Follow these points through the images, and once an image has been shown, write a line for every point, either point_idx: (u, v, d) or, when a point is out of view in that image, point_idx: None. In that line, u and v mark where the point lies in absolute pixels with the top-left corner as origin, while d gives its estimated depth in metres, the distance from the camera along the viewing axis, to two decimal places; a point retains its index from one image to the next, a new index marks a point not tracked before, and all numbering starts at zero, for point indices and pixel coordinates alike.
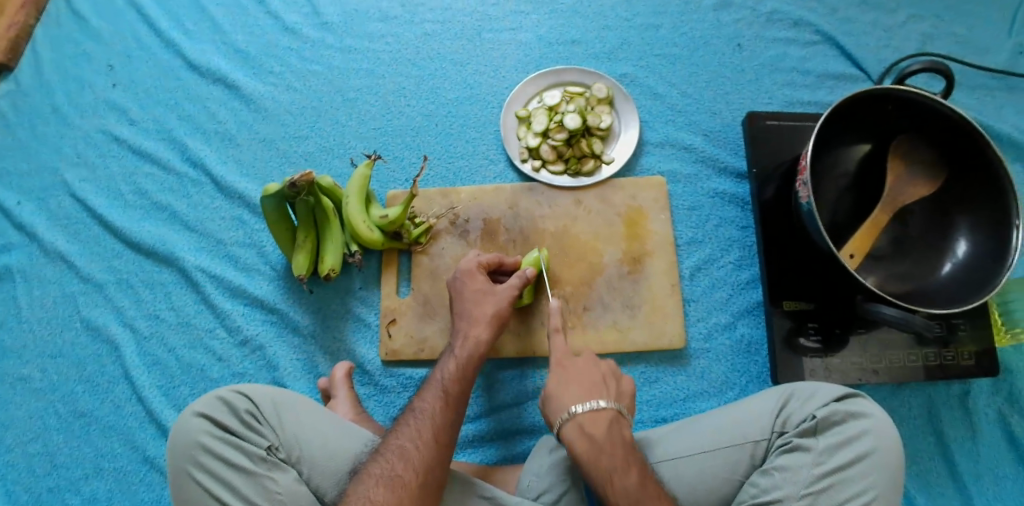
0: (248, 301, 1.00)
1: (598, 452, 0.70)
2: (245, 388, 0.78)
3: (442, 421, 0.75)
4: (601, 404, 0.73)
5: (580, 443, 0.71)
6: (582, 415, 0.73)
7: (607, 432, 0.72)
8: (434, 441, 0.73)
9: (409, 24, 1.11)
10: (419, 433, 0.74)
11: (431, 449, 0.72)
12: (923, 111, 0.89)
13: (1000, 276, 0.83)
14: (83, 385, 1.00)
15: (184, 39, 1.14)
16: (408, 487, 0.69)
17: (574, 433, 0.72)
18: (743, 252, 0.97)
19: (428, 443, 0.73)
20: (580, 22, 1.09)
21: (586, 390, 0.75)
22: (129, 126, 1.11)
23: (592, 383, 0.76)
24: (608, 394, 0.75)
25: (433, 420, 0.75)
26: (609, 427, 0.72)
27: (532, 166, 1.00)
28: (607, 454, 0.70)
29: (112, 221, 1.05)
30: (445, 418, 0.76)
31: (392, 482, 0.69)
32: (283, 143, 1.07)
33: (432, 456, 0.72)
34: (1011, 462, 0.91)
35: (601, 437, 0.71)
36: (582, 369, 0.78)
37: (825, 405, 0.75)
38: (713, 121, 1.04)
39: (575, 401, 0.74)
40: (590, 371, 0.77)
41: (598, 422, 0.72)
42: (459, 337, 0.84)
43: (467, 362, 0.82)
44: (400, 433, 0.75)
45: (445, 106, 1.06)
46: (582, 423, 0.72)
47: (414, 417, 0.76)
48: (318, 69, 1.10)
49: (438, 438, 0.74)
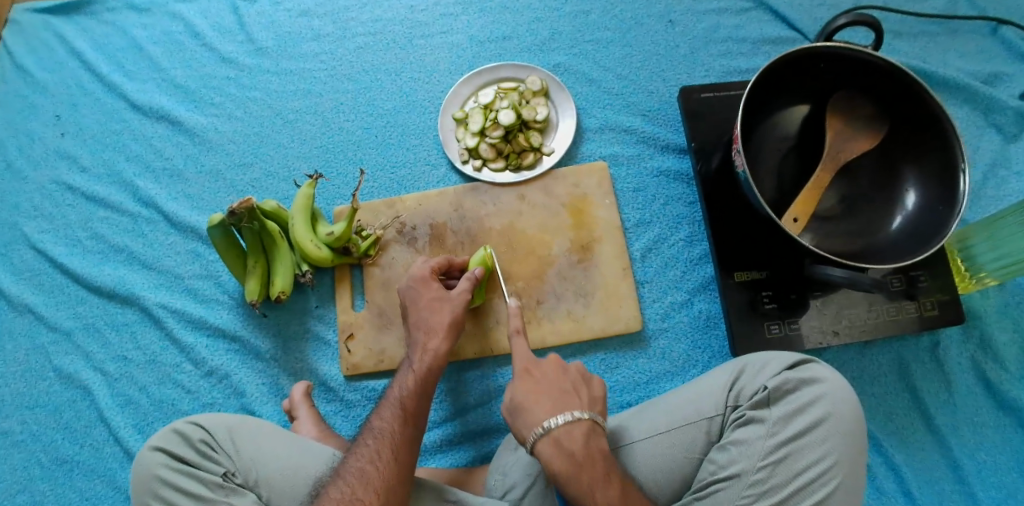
0: (210, 332, 1.01)
1: (577, 467, 0.68)
2: (200, 418, 0.80)
3: (401, 438, 0.75)
4: (576, 416, 0.70)
5: (559, 459, 0.69)
6: (557, 430, 0.70)
7: (584, 444, 0.70)
8: (395, 459, 0.73)
9: (341, 40, 1.12)
10: (377, 452, 0.73)
11: (391, 468, 0.72)
12: (856, 65, 0.87)
13: (950, 224, 0.81)
14: (61, 432, 1.01)
15: (127, 82, 1.16)
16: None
17: (550, 449, 0.69)
18: (693, 228, 0.96)
19: (387, 464, 0.72)
20: (509, 18, 1.09)
21: (558, 400, 0.72)
22: (82, 173, 1.13)
23: (561, 394, 0.73)
24: (580, 403, 0.72)
25: (391, 437, 0.74)
26: (585, 439, 0.70)
27: (473, 166, 1.00)
28: (587, 469, 0.68)
29: (74, 267, 1.07)
30: (403, 435, 0.75)
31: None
32: (229, 172, 1.08)
33: (392, 476, 0.71)
34: (990, 410, 0.89)
35: (579, 451, 0.69)
36: (550, 377, 0.75)
37: (777, 375, 0.74)
38: (651, 100, 1.03)
39: (548, 416, 0.71)
40: (559, 378, 0.75)
41: (574, 436, 0.70)
42: (416, 350, 0.83)
43: (425, 375, 0.81)
44: (358, 454, 0.73)
45: (384, 117, 1.06)
46: (558, 438, 0.70)
47: (372, 437, 0.75)
48: (257, 95, 1.11)
49: (397, 455, 0.73)
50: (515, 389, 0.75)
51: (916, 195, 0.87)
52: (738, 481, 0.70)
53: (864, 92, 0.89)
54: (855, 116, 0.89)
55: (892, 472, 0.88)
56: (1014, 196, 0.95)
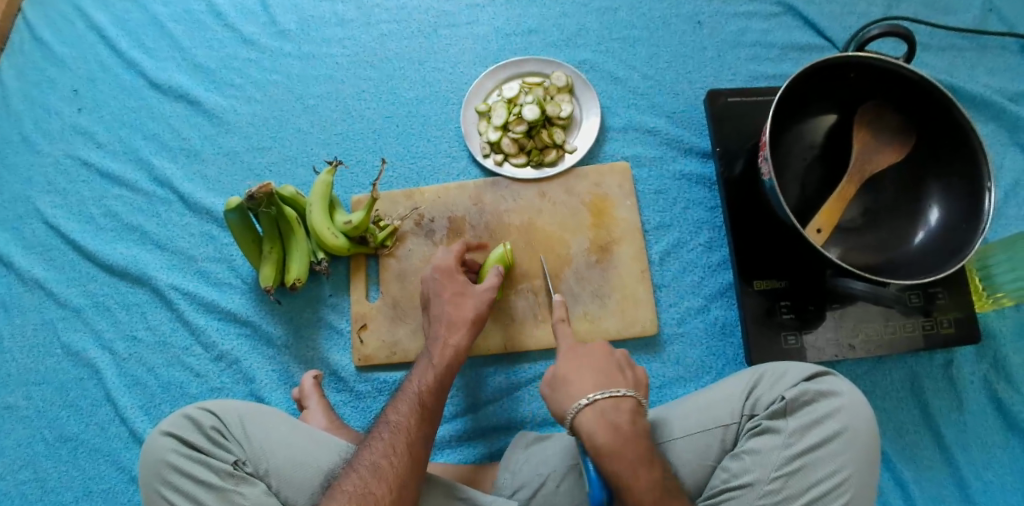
0: (221, 316, 1.00)
1: (623, 442, 0.68)
2: (212, 405, 0.79)
3: (416, 433, 0.73)
4: (623, 391, 0.72)
5: (604, 431, 0.69)
6: (602, 402, 0.71)
7: (630, 419, 0.70)
8: (409, 454, 0.71)
9: (365, 26, 1.10)
10: (392, 445, 0.71)
11: (405, 462, 0.70)
12: (887, 77, 0.86)
13: (973, 243, 0.80)
14: (68, 410, 1.01)
15: (146, 59, 1.14)
16: (382, 504, 0.66)
17: (595, 419, 0.70)
18: (713, 233, 0.95)
19: (401, 459, 0.70)
20: (536, 11, 1.08)
21: (600, 377, 0.74)
22: (97, 149, 1.11)
23: (606, 374, 0.74)
24: (625, 382, 0.74)
25: (407, 432, 0.73)
26: (632, 415, 0.71)
27: (495, 161, 0.99)
28: (632, 445, 0.68)
29: (86, 244, 1.06)
30: (419, 430, 0.73)
31: (364, 499, 0.66)
32: (246, 155, 1.07)
33: (405, 471, 0.70)
34: (999, 428, 0.90)
35: (624, 426, 0.70)
36: (596, 357, 0.76)
37: (795, 386, 0.74)
38: (676, 102, 1.02)
39: (592, 389, 0.72)
40: (604, 360, 0.76)
41: (621, 411, 0.71)
42: (435, 346, 0.82)
43: (445, 373, 0.80)
44: (372, 447, 0.71)
45: (405, 106, 1.05)
46: (602, 410, 0.70)
47: (388, 430, 0.73)
48: (278, 78, 1.10)
49: (411, 450, 0.71)
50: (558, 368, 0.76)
51: (939, 211, 0.86)
52: (751, 489, 0.70)
53: (894, 105, 0.88)
54: (882, 129, 0.88)
55: (898, 486, 0.88)
56: None
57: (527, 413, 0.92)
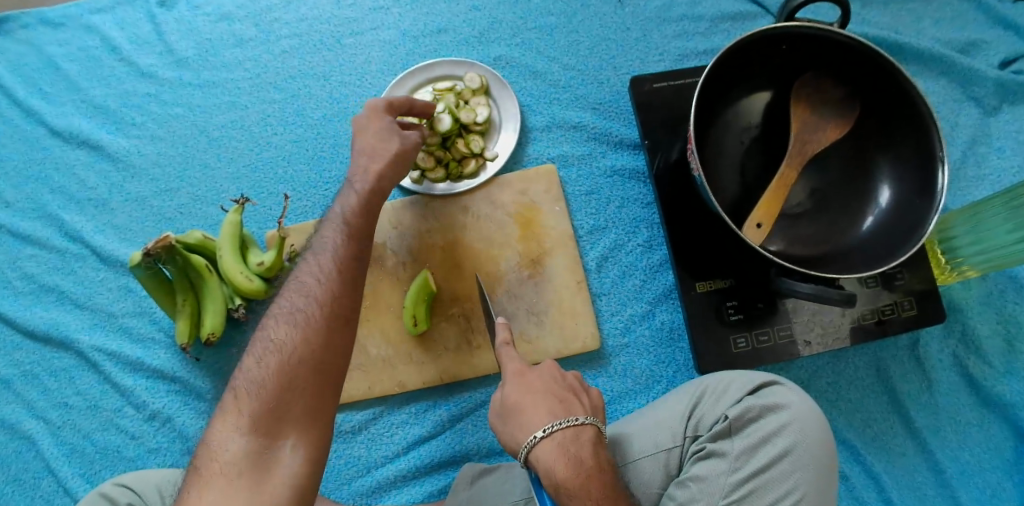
0: (149, 373, 0.95)
1: (586, 479, 0.60)
2: (129, 479, 0.77)
3: (327, 291, 0.65)
4: (582, 421, 0.62)
5: (566, 468, 0.60)
6: (561, 434, 0.61)
7: (592, 453, 0.62)
8: (321, 313, 0.64)
9: (266, 44, 1.03)
10: (303, 310, 0.64)
11: (318, 323, 0.63)
12: (821, 46, 0.78)
13: (927, 222, 0.73)
14: (11, 485, 0.96)
15: (45, 106, 1.07)
16: (297, 361, 0.61)
17: (554, 456, 0.60)
18: (652, 232, 0.88)
19: (312, 320, 0.63)
20: (443, 8, 0.99)
21: (556, 405, 0.64)
22: (4, 208, 1.05)
23: (560, 399, 0.65)
24: (583, 407, 0.65)
25: (319, 293, 0.65)
26: (594, 447, 0.62)
27: (411, 179, 0.90)
28: (595, 481, 0.60)
29: (6, 312, 1.01)
30: (331, 289, 0.65)
31: (277, 361, 0.61)
32: (155, 199, 1.00)
33: (317, 330, 0.63)
34: (974, 407, 0.83)
35: (588, 460, 0.61)
36: (549, 379, 0.66)
37: (738, 402, 0.67)
38: (601, 91, 0.94)
39: (545, 422, 0.62)
40: (559, 381, 0.67)
41: (583, 444, 0.62)
42: (356, 173, 0.74)
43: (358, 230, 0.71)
44: (282, 314, 0.65)
45: (314, 128, 0.98)
46: (561, 443, 0.61)
47: (298, 294, 0.65)
48: (180, 111, 1.03)
49: (323, 312, 0.64)
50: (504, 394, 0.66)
51: (891, 186, 0.78)
52: None
53: (833, 75, 0.79)
54: (823, 103, 0.80)
55: (871, 480, 0.82)
56: (999, 175, 0.86)
57: (473, 443, 0.87)
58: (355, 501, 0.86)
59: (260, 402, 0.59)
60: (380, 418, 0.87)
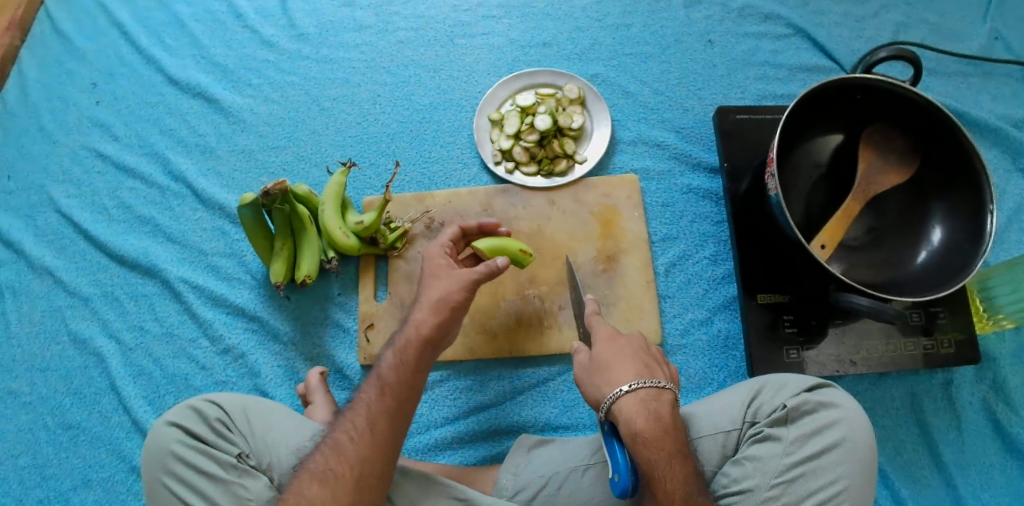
0: (229, 309, 0.99)
1: (663, 431, 0.65)
2: (218, 396, 0.75)
3: (383, 408, 0.69)
4: (663, 384, 0.69)
5: (645, 419, 0.66)
6: (645, 390, 0.68)
7: (670, 413, 0.68)
8: (376, 432, 0.67)
9: (384, 33, 1.12)
10: (357, 425, 0.68)
11: (369, 441, 0.66)
12: (893, 100, 0.88)
13: (973, 264, 0.82)
14: (71, 397, 0.97)
15: (166, 56, 1.14)
16: (343, 482, 0.64)
17: (636, 408, 0.67)
18: (718, 247, 0.97)
19: (366, 438, 0.67)
20: (551, 25, 1.11)
21: (641, 369, 0.71)
22: (112, 141, 1.11)
23: (646, 364, 0.72)
24: (663, 375, 0.72)
25: (374, 410, 0.69)
26: (671, 408, 0.68)
27: (505, 169, 1.01)
28: (671, 435, 0.66)
29: (97, 235, 1.04)
30: (389, 407, 0.69)
31: (324, 477, 0.64)
32: (261, 153, 1.08)
33: (369, 448, 0.66)
34: (999, 451, 0.90)
35: (665, 417, 0.67)
36: (637, 346, 0.74)
37: (797, 395, 0.74)
38: (685, 117, 1.04)
39: (631, 379, 0.69)
40: (644, 350, 0.74)
41: (662, 402, 0.68)
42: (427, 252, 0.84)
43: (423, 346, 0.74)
44: (338, 426, 0.69)
45: (420, 112, 1.07)
46: (644, 398, 0.68)
47: (355, 409, 0.69)
48: (295, 80, 1.11)
49: (377, 430, 0.67)
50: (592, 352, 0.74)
51: (942, 231, 0.87)
52: (751, 495, 0.69)
53: (899, 127, 0.90)
54: (887, 149, 0.90)
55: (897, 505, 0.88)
56: None
57: (530, 417, 0.92)
58: (411, 455, 0.91)
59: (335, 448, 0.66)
60: (446, 381, 0.93)
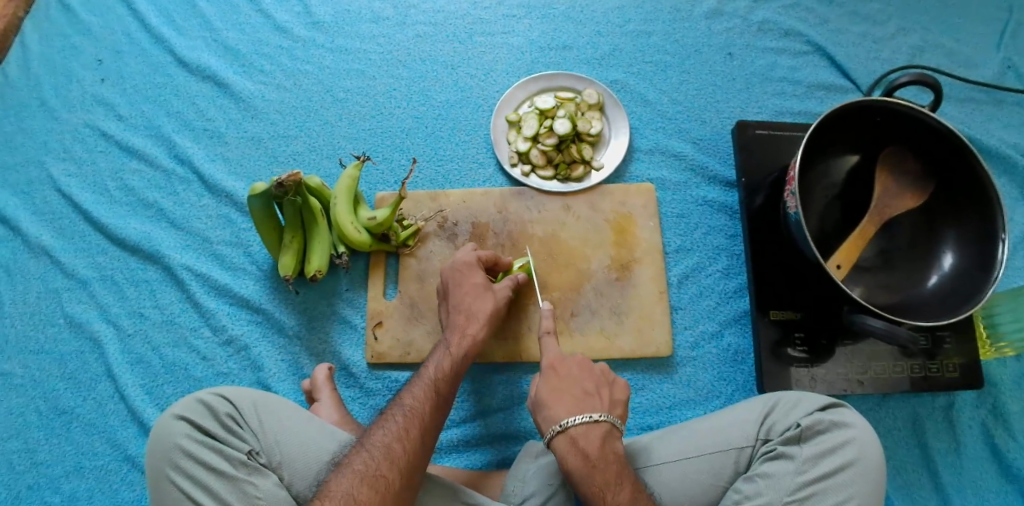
0: (233, 301, 0.97)
1: (591, 467, 0.69)
2: (227, 391, 0.74)
3: (427, 416, 0.71)
4: (594, 417, 0.72)
5: (574, 458, 0.70)
6: (574, 428, 0.71)
7: (600, 446, 0.71)
8: (421, 440, 0.70)
9: (401, 26, 1.11)
10: (406, 430, 0.69)
11: (417, 448, 0.68)
12: (911, 125, 0.89)
13: (983, 291, 0.83)
14: (65, 382, 0.94)
15: (176, 36, 1.11)
16: (391, 489, 0.65)
17: (565, 447, 0.71)
18: (732, 260, 0.97)
19: (411, 439, 0.69)
20: (572, 28, 1.10)
21: (577, 402, 0.74)
22: (117, 121, 1.07)
23: (582, 396, 0.75)
24: (599, 403, 0.74)
25: (421, 417, 0.71)
26: (602, 440, 0.71)
27: (522, 171, 1.00)
28: (599, 470, 0.69)
29: (98, 217, 1.01)
30: (432, 416, 0.72)
31: (375, 482, 0.65)
32: (271, 141, 1.05)
33: (414, 452, 0.68)
34: (995, 475, 0.91)
35: (594, 452, 0.70)
36: (576, 375, 0.77)
37: (810, 415, 0.74)
38: (703, 128, 1.04)
39: (565, 414, 0.73)
40: (583, 377, 0.77)
41: (590, 436, 0.71)
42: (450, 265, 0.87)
43: (462, 360, 0.78)
44: (385, 429, 0.70)
45: (436, 109, 1.06)
46: (573, 437, 0.71)
47: (401, 414, 0.71)
48: (309, 68, 1.09)
49: (424, 437, 0.70)
50: (541, 383, 0.77)
51: (954, 257, 0.88)
52: None
53: (916, 151, 0.90)
54: (904, 173, 0.91)
55: None
56: None
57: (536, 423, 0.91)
58: None
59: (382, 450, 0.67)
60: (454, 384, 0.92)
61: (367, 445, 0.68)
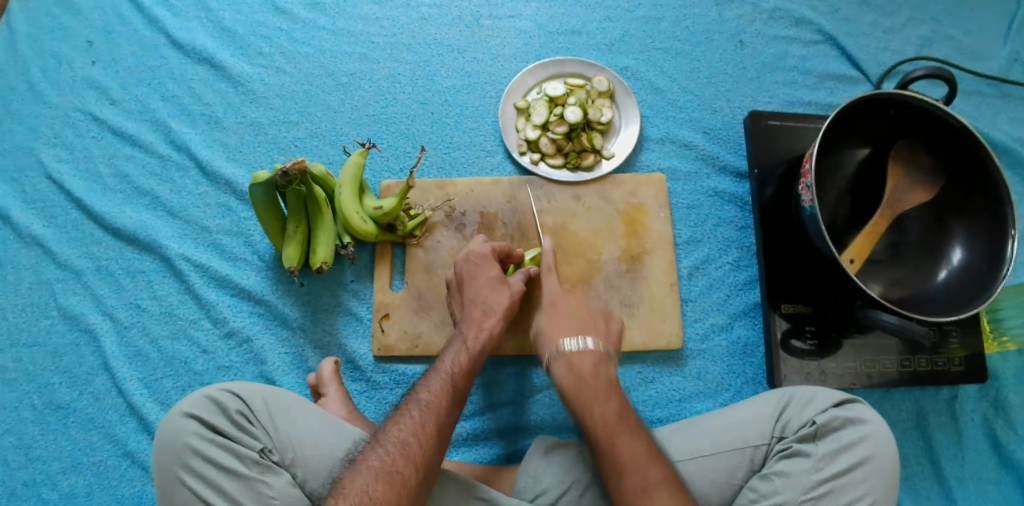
0: (234, 292, 0.94)
1: (582, 384, 0.75)
2: (235, 386, 0.71)
3: (444, 412, 0.70)
4: (587, 343, 0.78)
5: (568, 376, 0.76)
6: (570, 351, 0.78)
7: (593, 368, 0.77)
8: (437, 436, 0.68)
9: (405, 7, 1.07)
10: (421, 426, 0.68)
11: (433, 444, 0.67)
12: (923, 118, 0.88)
13: (993, 287, 0.83)
14: (61, 376, 0.91)
15: (170, 16, 1.07)
16: (407, 486, 0.64)
17: (563, 367, 0.77)
18: (742, 252, 0.97)
19: (427, 434, 0.67)
20: (580, 12, 1.07)
21: (576, 326, 0.81)
22: (109, 105, 1.03)
23: (580, 322, 0.82)
24: (596, 334, 0.80)
25: (437, 412, 0.70)
26: (594, 363, 0.77)
27: (531, 159, 0.98)
28: (590, 385, 0.74)
29: (91, 205, 0.97)
30: (449, 412, 0.71)
31: (390, 478, 0.63)
32: (271, 127, 1.02)
33: (430, 448, 0.67)
34: (995, 467, 0.93)
35: (587, 371, 0.76)
36: (573, 309, 0.83)
37: (825, 411, 0.74)
38: (714, 118, 1.03)
39: (565, 339, 0.79)
40: (579, 311, 0.83)
41: (585, 359, 0.77)
42: (463, 257, 0.85)
43: (478, 354, 0.77)
44: (401, 424, 0.68)
45: (442, 94, 1.03)
46: (570, 360, 0.77)
47: (418, 408, 0.70)
48: (310, 51, 1.05)
49: (440, 433, 0.68)
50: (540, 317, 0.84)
51: (962, 252, 0.88)
52: None
53: (928, 145, 0.90)
54: (915, 167, 0.90)
55: None
56: None
57: (547, 416, 0.90)
58: None
59: (399, 447, 0.66)
60: None
61: (384, 440, 0.67)
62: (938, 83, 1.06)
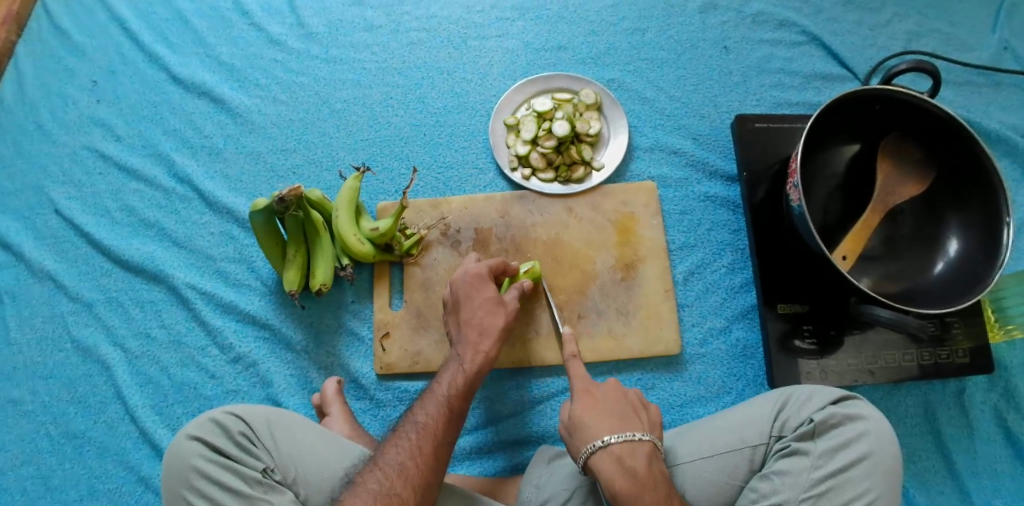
0: (239, 317, 0.97)
1: (642, 488, 0.65)
2: (238, 408, 0.73)
3: (441, 435, 0.71)
4: (637, 436, 0.68)
5: (621, 478, 0.66)
6: (618, 447, 0.67)
7: (647, 464, 0.67)
8: (435, 458, 0.69)
9: (395, 33, 1.10)
10: (418, 447, 0.69)
11: (432, 466, 0.68)
12: (911, 111, 0.88)
13: (991, 276, 0.83)
14: (75, 406, 0.94)
15: (169, 54, 1.11)
16: None
17: (609, 464, 0.67)
18: (736, 255, 0.97)
19: (423, 455, 0.69)
20: (566, 28, 1.09)
21: (619, 420, 0.70)
22: (115, 142, 1.07)
23: (622, 414, 0.71)
24: (641, 425, 0.70)
25: (433, 435, 0.71)
26: (647, 459, 0.68)
27: (522, 174, 1.00)
28: (649, 490, 0.65)
29: (100, 238, 1.01)
30: (446, 434, 0.72)
31: (389, 500, 0.65)
32: (270, 155, 1.05)
33: (426, 470, 0.68)
34: (1008, 459, 0.91)
35: (642, 472, 0.66)
36: (609, 401, 0.72)
37: (824, 409, 0.74)
38: (702, 124, 1.04)
39: (608, 431, 0.69)
40: (619, 398, 0.73)
41: (636, 455, 0.67)
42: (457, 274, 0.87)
43: (476, 374, 0.78)
44: (399, 447, 0.70)
45: (433, 115, 1.06)
46: (618, 455, 0.67)
47: (415, 431, 0.71)
48: (304, 80, 1.08)
49: (437, 454, 0.69)
50: (573, 405, 0.72)
51: (958, 243, 0.88)
52: None
53: (916, 138, 0.90)
54: (905, 162, 0.91)
55: None
56: None
57: (549, 427, 0.91)
58: None
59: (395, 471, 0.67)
60: None
61: (381, 463, 0.68)
62: (926, 76, 1.06)
